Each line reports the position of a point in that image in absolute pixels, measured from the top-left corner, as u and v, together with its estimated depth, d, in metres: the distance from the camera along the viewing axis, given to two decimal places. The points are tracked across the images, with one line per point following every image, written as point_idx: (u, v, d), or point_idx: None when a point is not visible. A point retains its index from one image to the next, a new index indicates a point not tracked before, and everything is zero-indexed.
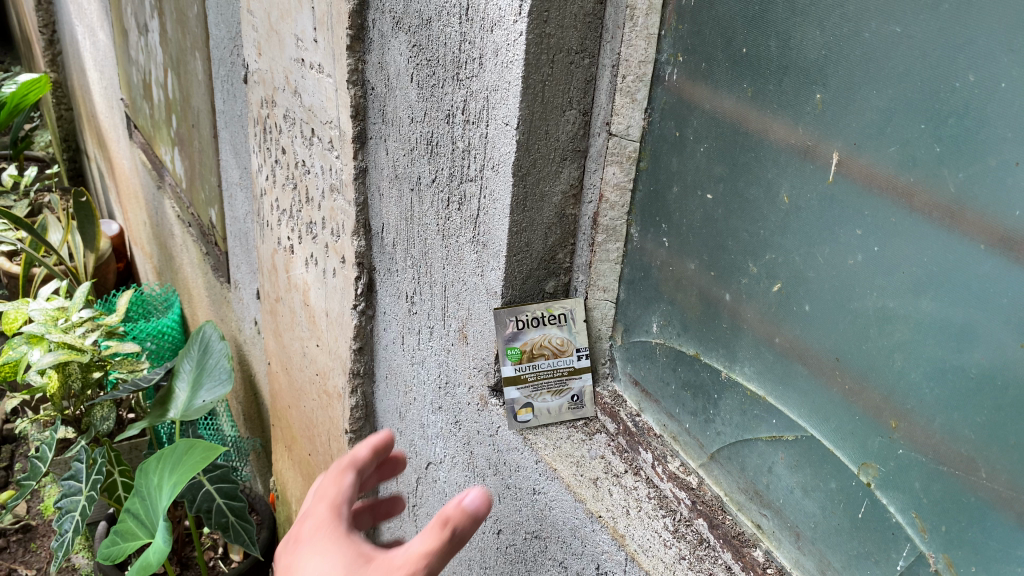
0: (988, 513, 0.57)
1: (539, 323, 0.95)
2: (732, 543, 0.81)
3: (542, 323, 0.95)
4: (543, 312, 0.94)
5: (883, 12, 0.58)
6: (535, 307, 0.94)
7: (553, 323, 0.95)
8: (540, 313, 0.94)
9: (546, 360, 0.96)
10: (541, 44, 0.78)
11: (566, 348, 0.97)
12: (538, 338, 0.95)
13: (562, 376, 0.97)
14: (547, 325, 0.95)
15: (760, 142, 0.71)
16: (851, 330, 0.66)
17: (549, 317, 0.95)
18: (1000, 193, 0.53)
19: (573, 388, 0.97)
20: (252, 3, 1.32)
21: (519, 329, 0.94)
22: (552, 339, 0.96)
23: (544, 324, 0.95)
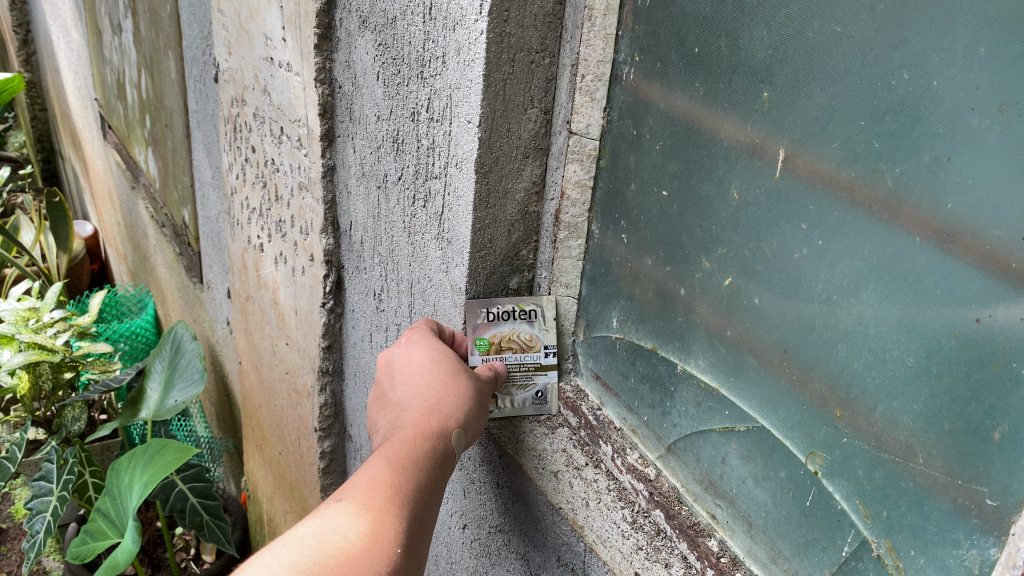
0: (925, 498, 0.59)
1: (510, 318, 0.96)
2: (687, 533, 0.82)
3: (512, 316, 0.96)
4: (514, 306, 0.95)
5: (825, 12, 0.60)
6: (506, 302, 0.95)
7: (524, 318, 0.96)
8: (510, 307, 0.95)
9: (513, 354, 0.97)
10: (501, 43, 0.80)
11: (535, 344, 0.97)
12: (507, 332, 0.96)
13: (529, 371, 0.97)
14: (516, 319, 0.96)
15: (711, 140, 0.73)
16: (798, 322, 0.67)
17: (520, 312, 0.96)
18: (934, 187, 0.54)
19: (538, 384, 0.98)
20: (222, 2, 1.32)
21: (489, 321, 0.96)
22: (521, 335, 0.97)
23: (515, 318, 0.96)
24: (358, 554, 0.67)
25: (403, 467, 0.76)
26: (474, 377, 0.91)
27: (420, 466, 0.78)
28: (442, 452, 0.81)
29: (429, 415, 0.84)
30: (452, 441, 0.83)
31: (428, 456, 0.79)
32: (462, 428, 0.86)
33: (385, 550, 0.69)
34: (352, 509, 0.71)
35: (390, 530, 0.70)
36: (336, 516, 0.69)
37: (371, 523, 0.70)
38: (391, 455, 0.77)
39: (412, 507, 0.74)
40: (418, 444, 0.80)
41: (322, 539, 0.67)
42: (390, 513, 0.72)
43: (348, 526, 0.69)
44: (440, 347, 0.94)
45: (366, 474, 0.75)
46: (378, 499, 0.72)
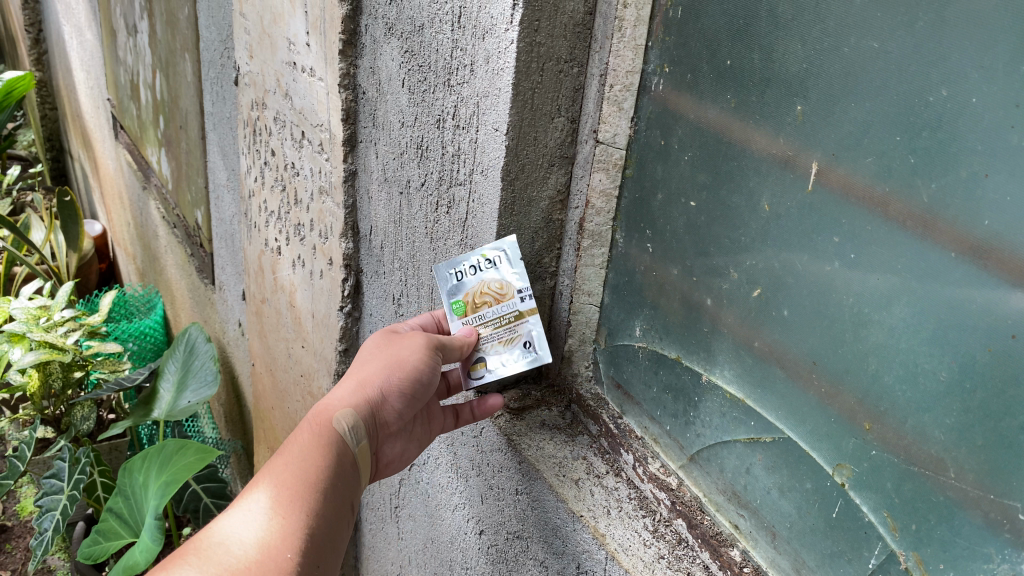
0: (956, 512, 0.59)
1: (476, 271, 0.92)
2: (709, 543, 0.82)
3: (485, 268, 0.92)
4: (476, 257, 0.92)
5: (862, 28, 0.60)
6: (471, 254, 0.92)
7: (489, 268, 0.92)
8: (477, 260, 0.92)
9: (490, 308, 0.95)
10: (531, 52, 0.81)
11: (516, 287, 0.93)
12: (477, 285, 0.94)
13: (511, 322, 0.95)
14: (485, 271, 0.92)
15: (742, 152, 0.73)
16: (828, 334, 0.68)
17: (484, 263, 0.91)
18: (970, 203, 0.55)
19: (523, 334, 0.95)
20: (245, 6, 1.33)
21: (459, 280, 0.94)
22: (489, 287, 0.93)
23: (480, 270, 0.92)
24: (240, 564, 0.74)
25: (295, 466, 0.83)
26: (388, 348, 0.92)
27: (311, 460, 0.84)
28: (338, 437, 0.87)
29: (329, 404, 0.89)
30: (352, 424, 0.88)
31: (321, 449, 0.85)
32: (368, 407, 0.90)
33: (270, 552, 0.75)
34: (245, 518, 0.78)
35: (277, 534, 0.77)
36: (227, 530, 0.77)
37: (258, 532, 0.77)
38: (286, 457, 0.84)
39: (302, 504, 0.80)
40: (312, 437, 0.86)
41: (205, 554, 0.74)
42: (279, 516, 0.78)
43: (234, 539, 0.76)
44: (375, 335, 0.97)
45: (266, 477, 0.82)
46: (270, 505, 0.79)
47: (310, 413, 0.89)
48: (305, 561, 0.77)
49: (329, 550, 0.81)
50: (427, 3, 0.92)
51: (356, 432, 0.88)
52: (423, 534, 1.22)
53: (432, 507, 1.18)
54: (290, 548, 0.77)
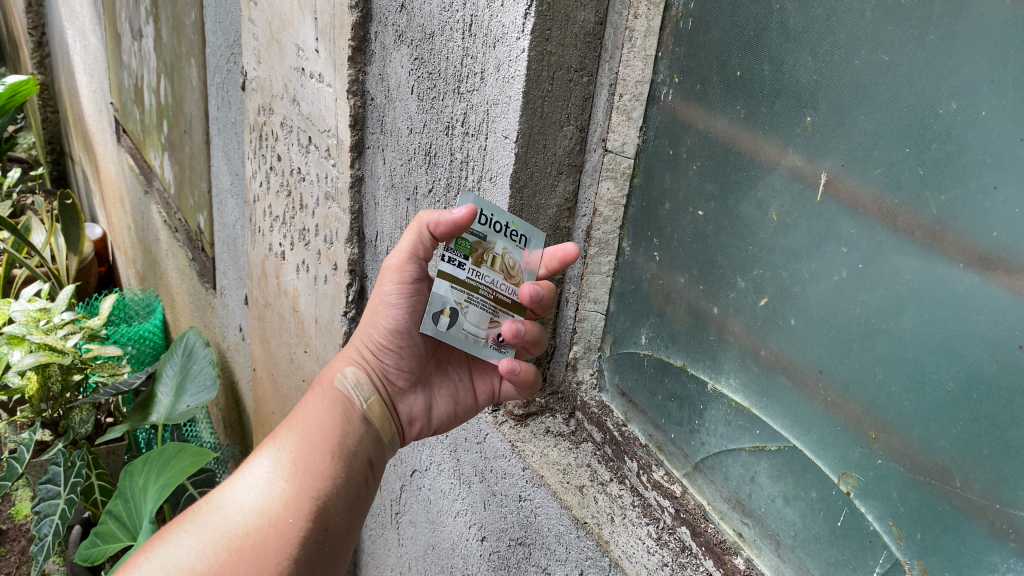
0: (961, 522, 0.60)
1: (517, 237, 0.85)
2: (713, 550, 0.82)
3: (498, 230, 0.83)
4: (508, 223, 0.83)
5: (872, 41, 0.61)
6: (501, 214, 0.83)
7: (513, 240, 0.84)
8: (501, 222, 0.83)
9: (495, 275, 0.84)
10: (542, 61, 0.81)
11: (475, 250, 0.82)
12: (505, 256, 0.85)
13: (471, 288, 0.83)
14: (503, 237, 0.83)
15: (750, 162, 0.74)
16: (835, 343, 0.68)
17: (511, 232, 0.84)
18: (978, 215, 0.55)
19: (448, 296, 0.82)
20: (253, 11, 1.34)
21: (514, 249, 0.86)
22: (508, 258, 0.84)
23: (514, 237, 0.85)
24: (243, 528, 0.78)
25: (300, 431, 0.87)
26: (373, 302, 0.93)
27: (317, 426, 0.87)
28: (343, 398, 0.90)
29: (334, 365, 0.93)
30: (356, 380, 0.90)
31: (327, 414, 0.89)
32: (366, 361, 0.92)
33: (272, 519, 0.79)
34: (250, 484, 0.82)
35: (280, 500, 0.81)
36: (231, 496, 0.81)
37: (263, 497, 0.81)
38: (292, 424, 0.88)
39: (309, 467, 0.84)
40: (319, 403, 0.89)
41: (208, 521, 0.78)
42: (282, 480, 0.82)
43: (237, 504, 0.80)
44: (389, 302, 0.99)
45: (272, 444, 0.86)
46: (275, 470, 0.83)
47: (320, 376, 0.93)
48: (310, 525, 0.81)
49: (337, 511, 0.84)
50: (438, 11, 0.92)
51: (362, 388, 0.91)
52: (424, 540, 1.22)
53: (434, 513, 1.18)
54: (295, 512, 0.81)
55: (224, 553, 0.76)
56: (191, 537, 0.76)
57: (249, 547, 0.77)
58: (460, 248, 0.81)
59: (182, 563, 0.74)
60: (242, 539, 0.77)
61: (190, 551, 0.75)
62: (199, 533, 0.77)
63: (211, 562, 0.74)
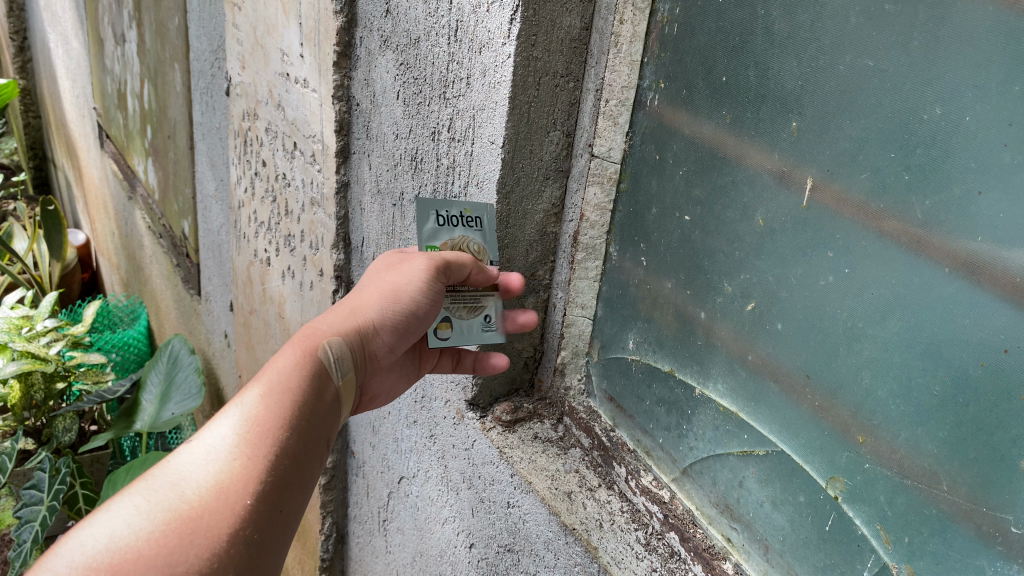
0: (948, 525, 0.60)
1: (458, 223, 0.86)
2: (701, 556, 0.82)
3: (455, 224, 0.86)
4: (460, 210, 0.86)
5: (858, 47, 0.61)
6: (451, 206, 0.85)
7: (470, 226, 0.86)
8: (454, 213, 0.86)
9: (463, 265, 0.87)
10: (528, 66, 0.81)
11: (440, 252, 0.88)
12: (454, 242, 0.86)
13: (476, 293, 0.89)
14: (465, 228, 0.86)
15: (736, 167, 0.74)
16: (821, 348, 0.68)
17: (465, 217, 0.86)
18: (963, 219, 0.56)
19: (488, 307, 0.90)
20: (237, 16, 1.33)
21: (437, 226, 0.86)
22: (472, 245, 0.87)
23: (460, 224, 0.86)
24: (197, 502, 0.70)
25: (268, 399, 0.79)
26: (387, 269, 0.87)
27: (284, 396, 0.80)
28: (318, 370, 0.84)
29: (316, 330, 0.86)
30: (337, 354, 0.85)
31: (298, 384, 0.82)
32: (355, 335, 0.86)
33: (230, 493, 0.71)
34: (206, 453, 0.74)
35: (239, 474, 0.73)
36: (184, 466, 0.73)
37: (220, 469, 0.73)
38: (257, 390, 0.80)
39: (274, 441, 0.76)
40: (291, 370, 0.82)
41: (158, 493, 0.70)
42: (242, 456, 0.74)
43: (191, 475, 0.72)
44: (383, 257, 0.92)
45: (233, 411, 0.78)
46: (235, 442, 0.75)
47: (297, 338, 0.86)
48: (267, 504, 0.73)
49: (296, 490, 0.77)
50: (424, 16, 0.92)
51: (341, 362, 0.85)
52: (411, 547, 1.22)
53: (422, 520, 1.17)
54: (254, 486, 0.73)
55: (176, 528, 0.67)
56: (137, 510, 0.68)
57: (202, 524, 0.68)
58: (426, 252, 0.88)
59: (128, 539, 0.65)
60: (195, 514, 0.69)
61: (138, 526, 0.66)
62: (146, 508, 0.68)
63: (160, 540, 0.66)
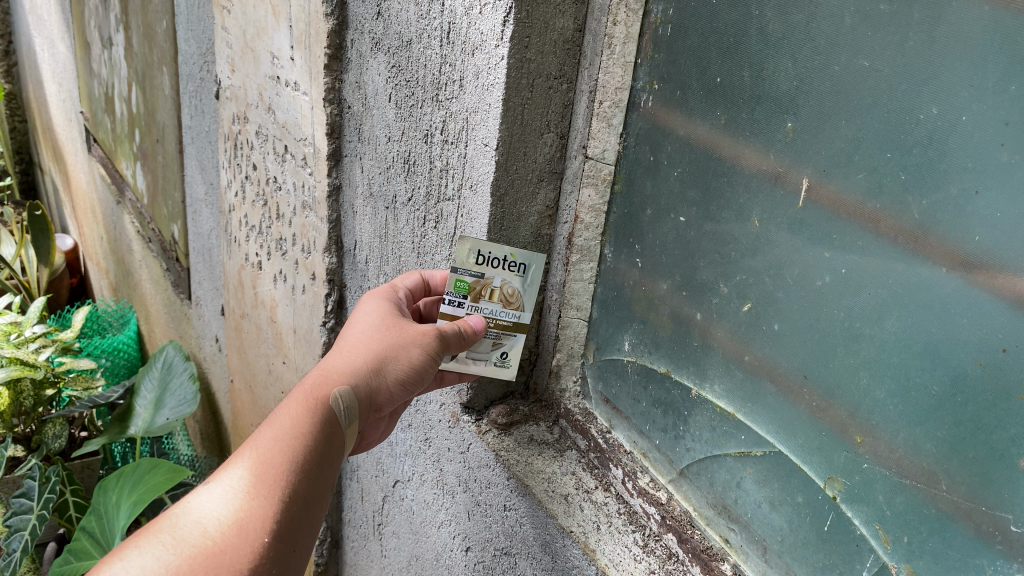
0: (948, 525, 0.60)
1: (501, 266, 0.87)
2: (700, 557, 0.82)
3: (496, 265, 0.87)
4: (506, 255, 0.86)
5: (853, 47, 0.61)
6: (498, 250, 0.86)
7: (513, 270, 0.87)
8: (500, 257, 0.86)
9: (491, 306, 0.90)
10: (521, 68, 0.81)
11: (473, 289, 0.88)
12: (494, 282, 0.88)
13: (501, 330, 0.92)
14: (505, 270, 0.87)
15: (732, 168, 0.74)
16: (818, 348, 0.68)
17: (511, 262, 0.87)
18: (961, 219, 0.56)
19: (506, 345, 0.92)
20: (227, 19, 1.33)
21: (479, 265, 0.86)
22: (506, 287, 0.89)
23: (505, 268, 0.87)
24: (214, 544, 0.68)
25: (281, 442, 0.76)
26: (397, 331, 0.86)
27: (297, 439, 0.76)
28: (330, 418, 0.80)
29: (326, 377, 0.82)
30: (347, 403, 0.81)
31: (309, 427, 0.78)
32: (365, 386, 0.83)
33: (247, 536, 0.69)
34: (223, 492, 0.72)
35: (256, 514, 0.71)
36: (202, 506, 0.71)
37: (236, 510, 0.71)
38: (269, 431, 0.77)
39: (287, 484, 0.73)
40: (302, 414, 0.78)
41: (177, 535, 0.68)
42: (259, 495, 0.72)
43: (208, 515, 0.70)
44: (375, 301, 0.90)
45: (248, 448, 0.75)
46: (251, 481, 0.72)
47: (305, 382, 0.81)
48: (282, 544, 0.71)
49: (306, 533, 0.74)
50: (416, 18, 0.92)
51: (350, 412, 0.81)
52: (407, 551, 1.21)
53: (417, 524, 1.17)
54: (270, 528, 0.71)
55: (195, 571, 0.66)
56: (158, 553, 0.67)
57: (220, 568, 0.67)
58: (459, 290, 0.87)
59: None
60: (213, 558, 0.67)
61: (161, 570, 0.66)
62: (166, 550, 0.67)
63: None
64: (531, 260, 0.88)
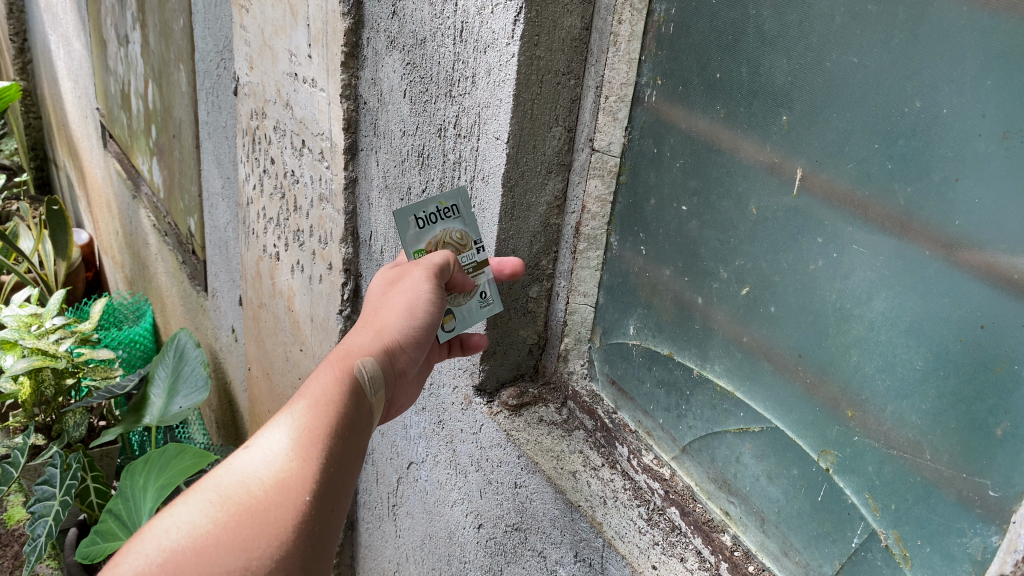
0: (931, 491, 0.64)
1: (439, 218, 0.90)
2: (701, 529, 0.87)
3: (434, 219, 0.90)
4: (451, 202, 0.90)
5: (843, 44, 0.65)
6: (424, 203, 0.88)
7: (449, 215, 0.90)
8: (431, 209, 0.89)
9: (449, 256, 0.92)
10: (531, 65, 0.85)
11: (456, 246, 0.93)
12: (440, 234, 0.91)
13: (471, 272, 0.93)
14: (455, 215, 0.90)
15: (731, 159, 0.78)
16: (812, 329, 0.73)
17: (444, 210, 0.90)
18: (942, 205, 0.60)
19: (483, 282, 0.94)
20: (245, 18, 1.37)
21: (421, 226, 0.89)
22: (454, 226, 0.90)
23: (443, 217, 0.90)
24: (258, 501, 0.69)
25: (315, 410, 0.78)
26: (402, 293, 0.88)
27: (329, 406, 0.79)
28: (357, 385, 0.82)
29: (351, 351, 0.85)
30: (372, 371, 0.83)
31: (339, 394, 0.80)
32: (387, 355, 0.86)
33: (289, 492, 0.70)
34: (262, 457, 0.74)
35: (296, 474, 0.72)
36: (243, 469, 0.72)
37: (276, 470, 0.72)
38: (303, 401, 0.79)
39: (323, 448, 0.75)
40: (331, 382, 0.81)
41: (222, 493, 0.70)
42: (298, 457, 0.73)
43: (250, 477, 0.71)
44: (386, 278, 0.94)
45: (284, 417, 0.77)
46: (291, 445, 0.74)
47: (330, 358, 0.84)
48: (323, 504, 0.72)
49: (345, 494, 0.75)
50: (430, 18, 0.96)
51: (375, 381, 0.84)
52: (421, 530, 1.26)
53: (431, 504, 1.22)
54: (311, 487, 0.72)
55: (242, 526, 0.67)
56: (206, 509, 0.68)
57: (265, 522, 0.68)
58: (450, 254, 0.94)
59: (199, 536, 0.65)
60: (259, 513, 0.68)
61: (209, 524, 0.67)
62: (211, 507, 0.68)
63: (230, 529, 0.66)
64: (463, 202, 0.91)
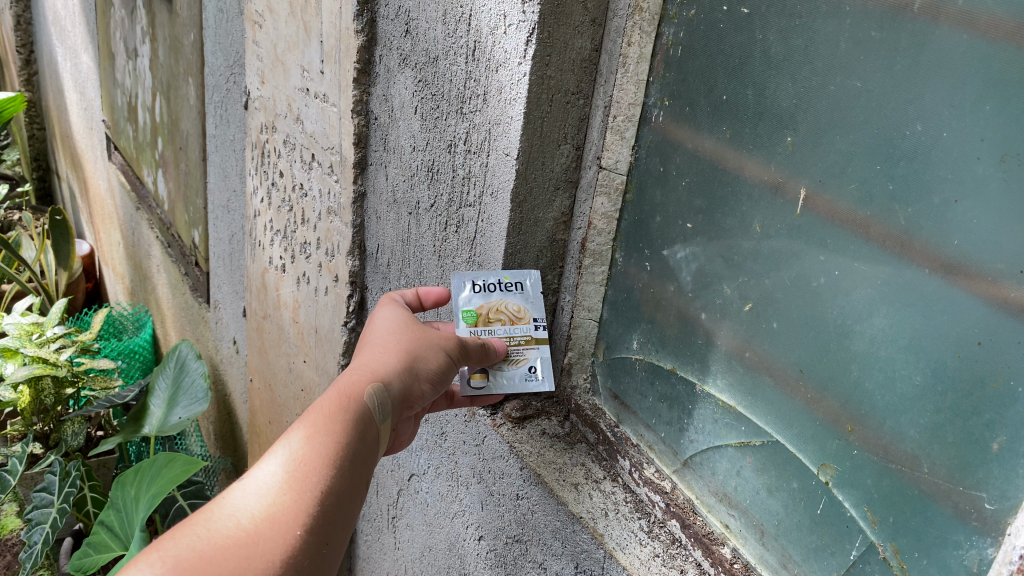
0: (929, 504, 0.65)
1: (500, 289, 0.98)
2: (701, 541, 0.88)
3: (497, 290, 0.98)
4: (500, 278, 0.98)
5: (848, 69, 0.67)
6: (491, 274, 0.98)
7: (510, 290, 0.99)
8: (495, 280, 0.98)
9: (502, 325, 1.00)
10: (542, 84, 0.88)
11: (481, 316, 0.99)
12: (495, 303, 0.99)
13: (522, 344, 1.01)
14: (504, 292, 0.98)
15: (736, 178, 0.81)
16: (814, 346, 0.74)
17: (507, 284, 0.98)
18: (941, 226, 0.62)
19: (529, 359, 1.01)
20: (258, 34, 1.40)
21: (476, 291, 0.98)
22: (511, 305, 0.99)
23: (503, 289, 0.98)
24: (247, 536, 0.71)
25: (313, 438, 0.80)
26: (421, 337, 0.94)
27: (335, 434, 0.81)
28: (365, 412, 0.85)
29: (357, 375, 0.88)
30: (381, 399, 0.87)
31: (343, 420, 0.83)
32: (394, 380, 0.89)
33: (279, 528, 0.73)
34: (256, 490, 0.75)
35: (289, 508, 0.74)
36: (236, 501, 0.74)
37: (268, 504, 0.74)
38: (304, 430, 0.81)
39: (320, 483, 0.77)
40: (337, 410, 0.84)
41: (210, 527, 0.71)
42: (290, 491, 0.75)
43: (243, 511, 0.73)
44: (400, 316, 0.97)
45: (281, 449, 0.79)
46: (286, 479, 0.76)
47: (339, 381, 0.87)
48: (315, 539, 0.74)
49: (341, 528, 0.77)
50: (443, 37, 0.99)
51: (383, 407, 0.87)
52: (420, 542, 1.27)
53: (431, 516, 1.23)
54: (303, 521, 0.74)
55: (228, 560, 0.69)
56: (194, 542, 0.70)
57: (255, 556, 0.70)
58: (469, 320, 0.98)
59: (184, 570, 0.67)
60: (248, 549, 0.70)
61: (194, 558, 0.68)
62: (198, 541, 0.70)
63: (217, 563, 0.68)
64: (524, 277, 0.99)
